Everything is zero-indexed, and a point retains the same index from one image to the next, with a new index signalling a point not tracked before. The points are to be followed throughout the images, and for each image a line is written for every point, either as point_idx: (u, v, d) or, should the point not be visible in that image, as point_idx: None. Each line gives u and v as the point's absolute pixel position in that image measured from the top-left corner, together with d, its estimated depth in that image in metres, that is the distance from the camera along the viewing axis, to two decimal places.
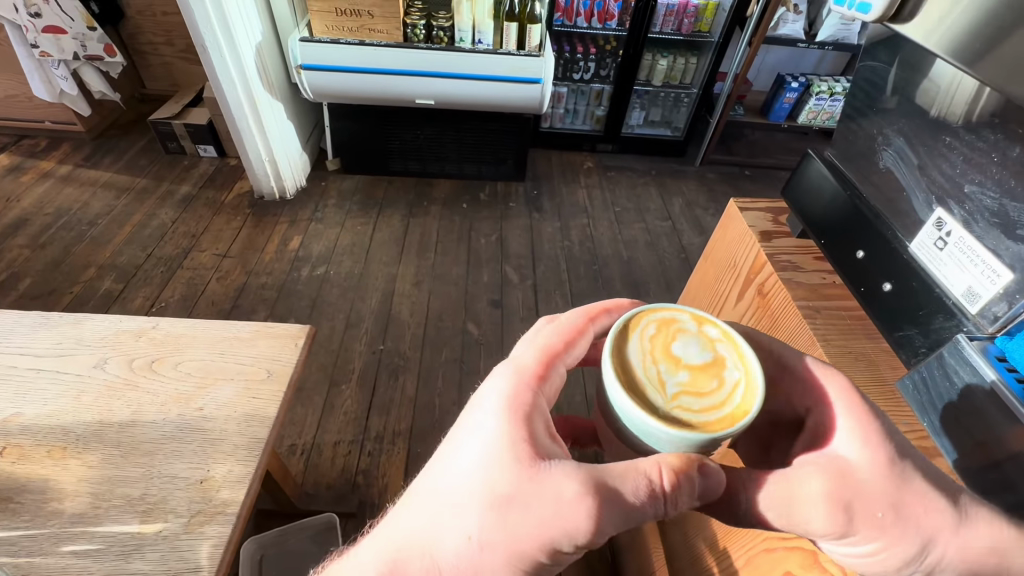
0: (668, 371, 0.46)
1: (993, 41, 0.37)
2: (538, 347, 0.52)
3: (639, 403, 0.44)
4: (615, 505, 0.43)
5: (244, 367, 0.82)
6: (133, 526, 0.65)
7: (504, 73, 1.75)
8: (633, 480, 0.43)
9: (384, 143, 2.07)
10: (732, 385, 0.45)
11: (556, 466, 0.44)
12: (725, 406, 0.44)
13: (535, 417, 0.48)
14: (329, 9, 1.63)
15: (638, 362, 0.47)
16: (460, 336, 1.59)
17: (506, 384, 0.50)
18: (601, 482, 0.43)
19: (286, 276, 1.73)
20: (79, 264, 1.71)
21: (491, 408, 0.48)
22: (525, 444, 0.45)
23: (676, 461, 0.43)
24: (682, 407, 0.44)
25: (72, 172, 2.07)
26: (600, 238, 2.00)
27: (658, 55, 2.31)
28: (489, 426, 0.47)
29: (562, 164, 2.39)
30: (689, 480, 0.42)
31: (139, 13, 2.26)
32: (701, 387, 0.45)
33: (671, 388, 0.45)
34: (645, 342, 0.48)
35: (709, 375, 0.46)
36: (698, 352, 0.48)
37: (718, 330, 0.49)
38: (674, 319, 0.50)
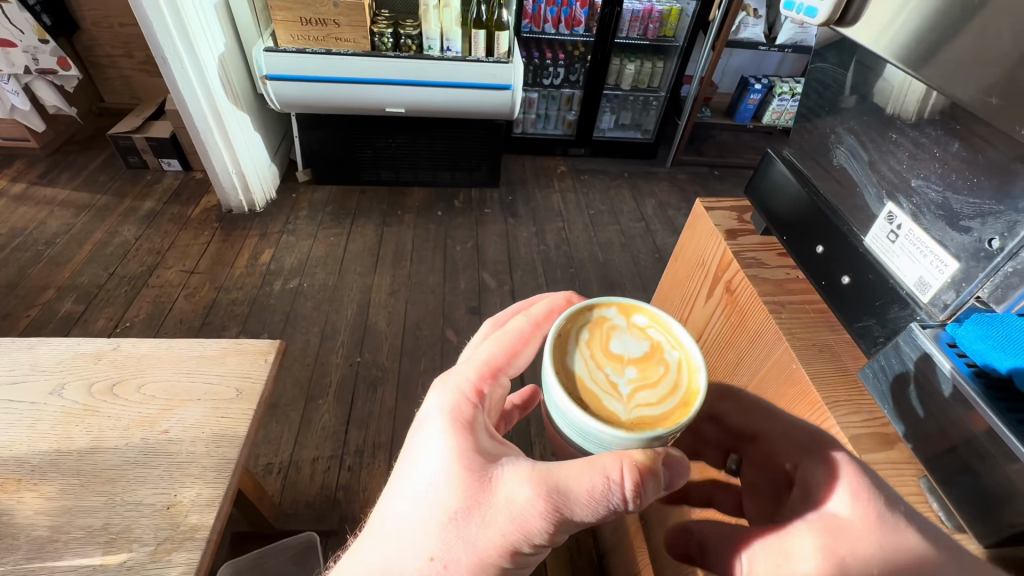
0: (615, 375, 0.49)
1: (936, 46, 0.38)
2: (481, 360, 0.53)
3: (602, 413, 0.46)
4: (572, 509, 0.42)
5: (211, 386, 0.79)
6: (96, 558, 0.62)
7: (474, 80, 1.75)
8: (591, 478, 0.42)
9: (356, 153, 2.06)
10: (673, 369, 0.50)
11: (508, 472, 0.45)
12: (674, 391, 0.48)
13: (481, 429, 0.49)
14: (293, 19, 1.62)
15: (585, 370, 0.49)
16: (438, 344, 1.58)
17: (449, 398, 0.50)
18: (557, 486, 0.42)
19: (258, 290, 1.69)
20: (36, 286, 1.64)
21: (437, 424, 0.49)
22: (474, 456, 0.46)
23: (641, 459, 0.42)
24: (641, 404, 0.47)
25: (27, 190, 1.99)
26: (575, 241, 2.02)
27: (625, 60, 2.35)
28: (437, 441, 0.47)
29: (535, 169, 2.40)
30: (653, 475, 0.42)
31: (95, 25, 2.19)
32: (649, 379, 0.49)
33: (625, 388, 0.48)
34: (585, 351, 0.51)
35: (654, 364, 0.51)
36: (634, 346, 0.52)
37: (645, 320, 0.54)
38: (603, 320, 0.54)
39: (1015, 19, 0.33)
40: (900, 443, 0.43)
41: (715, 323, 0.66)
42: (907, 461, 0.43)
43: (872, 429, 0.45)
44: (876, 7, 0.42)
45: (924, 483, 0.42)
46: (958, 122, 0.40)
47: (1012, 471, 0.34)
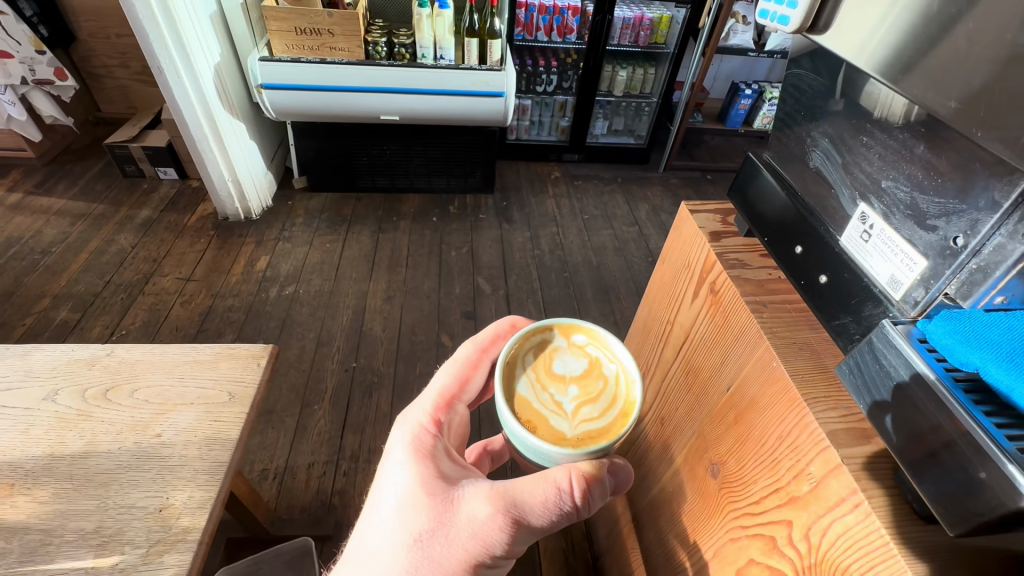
0: (559, 395, 0.55)
1: (912, 61, 0.39)
2: (436, 392, 0.62)
3: (551, 434, 0.52)
4: (527, 520, 0.49)
5: (203, 391, 0.80)
6: (88, 561, 0.62)
7: (467, 88, 1.77)
8: (544, 490, 0.49)
9: (351, 160, 2.07)
10: (611, 381, 0.56)
11: (468, 492, 0.51)
12: (613, 402, 0.55)
13: (441, 455, 0.56)
14: (287, 29, 1.63)
15: (533, 393, 0.55)
16: (434, 349, 1.59)
17: (410, 432, 0.58)
18: (512, 501, 0.49)
19: (254, 297, 1.69)
20: (32, 295, 1.65)
21: (401, 455, 0.55)
22: (437, 481, 0.53)
23: (588, 469, 0.49)
24: (585, 420, 0.53)
25: (23, 200, 1.99)
26: (569, 245, 2.04)
27: (617, 67, 2.38)
28: (402, 471, 0.54)
29: (529, 175, 2.42)
30: (599, 483, 0.49)
31: (91, 36, 2.21)
32: (591, 395, 0.55)
33: (570, 405, 0.54)
34: (533, 375, 0.56)
35: (593, 379, 0.57)
36: (575, 364, 0.58)
37: (586, 339, 0.60)
38: (546, 342, 0.60)
39: (987, 36, 0.34)
40: (878, 438, 0.44)
41: (700, 324, 0.67)
42: (880, 454, 0.43)
43: (850, 424, 0.46)
44: (848, 13, 0.44)
45: (899, 477, 0.41)
46: (928, 127, 0.41)
47: (985, 467, 0.34)
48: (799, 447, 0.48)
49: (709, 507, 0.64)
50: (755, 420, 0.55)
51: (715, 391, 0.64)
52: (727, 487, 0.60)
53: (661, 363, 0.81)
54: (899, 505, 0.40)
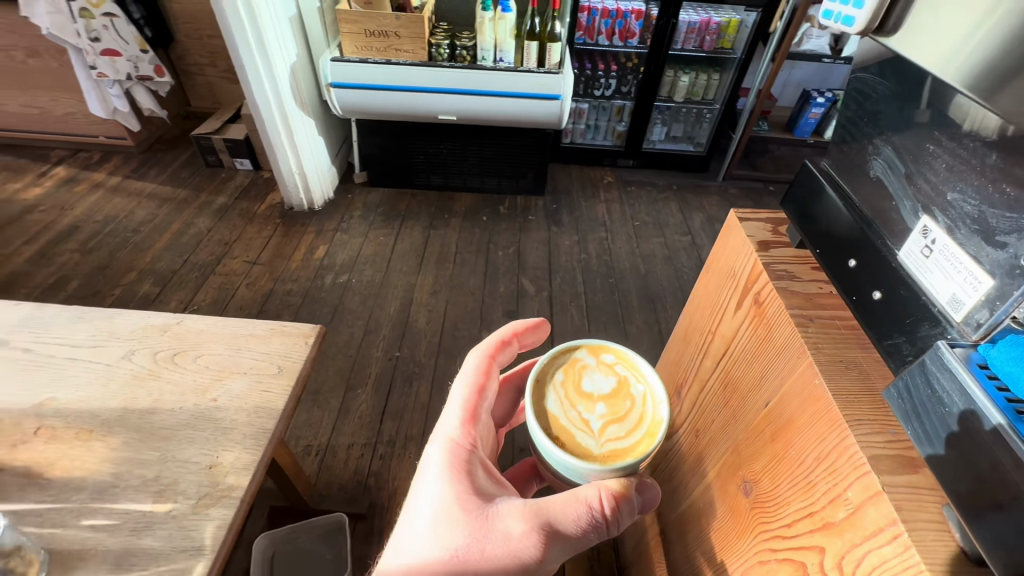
0: (587, 413, 0.56)
1: (1010, 74, 0.35)
2: (461, 405, 0.62)
3: (577, 449, 0.52)
4: (562, 536, 0.51)
5: (257, 361, 0.86)
6: (146, 505, 0.68)
7: (524, 90, 1.79)
8: (577, 510, 0.50)
9: (409, 159, 2.15)
10: (640, 402, 0.57)
11: (503, 510, 0.53)
12: (642, 423, 0.55)
13: (476, 470, 0.57)
14: (358, 31, 1.71)
15: (562, 410, 0.56)
16: (475, 344, 1.62)
17: (443, 447, 0.59)
18: (547, 518, 0.51)
19: (311, 283, 1.80)
20: (122, 268, 1.83)
21: (436, 470, 0.57)
22: (472, 498, 0.54)
23: (616, 487, 0.50)
24: (612, 438, 0.54)
25: (121, 183, 2.22)
26: (617, 251, 2.02)
27: (680, 72, 2.32)
28: (437, 487, 0.55)
29: (581, 179, 2.41)
30: (627, 502, 0.50)
31: (187, 37, 2.43)
32: (619, 413, 0.56)
33: (597, 423, 0.55)
34: (564, 394, 0.57)
35: (621, 399, 0.57)
36: (604, 382, 0.59)
37: (617, 360, 0.61)
38: (576, 361, 0.61)
39: None
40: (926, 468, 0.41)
41: (742, 336, 0.64)
42: (928, 484, 0.40)
43: (894, 451, 0.43)
44: (917, 14, 0.42)
45: (946, 511, 0.39)
46: (1007, 137, 0.37)
47: None
48: (837, 469, 0.46)
49: (739, 527, 0.62)
50: (793, 439, 0.53)
51: (753, 409, 0.61)
52: (759, 506, 0.58)
53: (700, 374, 0.78)
54: (944, 540, 0.37)
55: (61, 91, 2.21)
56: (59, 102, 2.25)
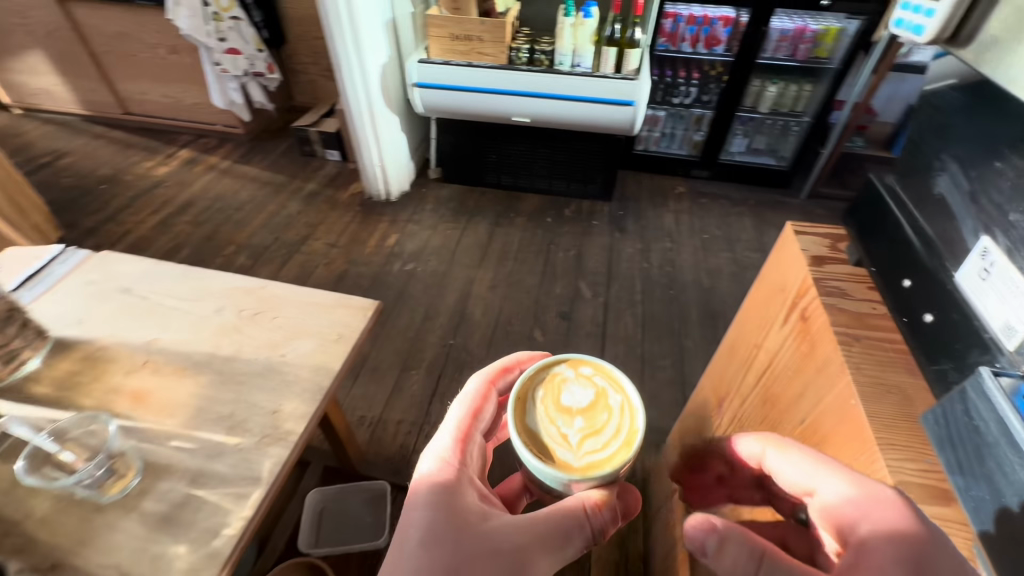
0: (565, 425, 0.57)
1: None
2: (455, 424, 0.61)
3: (556, 463, 0.54)
4: (549, 547, 0.51)
5: (326, 325, 0.82)
6: (221, 436, 0.67)
7: (598, 95, 1.80)
8: (566, 517, 0.53)
9: (481, 157, 2.23)
10: (616, 412, 0.58)
11: (497, 526, 0.52)
12: (617, 432, 0.56)
13: (469, 489, 0.56)
14: (445, 35, 1.82)
15: (543, 425, 0.57)
16: (526, 341, 1.66)
17: (436, 465, 0.57)
18: (540, 533, 0.52)
19: (381, 268, 1.93)
20: (224, 241, 2.07)
21: (430, 488, 0.55)
22: (467, 517, 0.53)
23: (597, 497, 0.54)
24: (590, 450, 0.55)
25: (231, 167, 2.50)
26: (681, 263, 1.97)
27: (767, 82, 2.23)
28: (431, 505, 0.53)
29: (651, 187, 2.37)
30: (608, 508, 0.54)
31: (297, 39, 2.69)
32: (596, 426, 0.57)
33: (575, 437, 0.56)
34: (541, 407, 0.59)
35: (598, 411, 0.58)
36: (582, 395, 0.60)
37: (595, 373, 0.62)
38: (556, 375, 0.62)
39: None
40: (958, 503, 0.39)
41: (786, 352, 0.63)
42: (958, 518, 0.40)
43: (927, 481, 0.42)
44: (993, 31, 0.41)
45: (976, 550, 0.37)
46: None
47: None
48: None
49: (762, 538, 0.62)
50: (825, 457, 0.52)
51: (790, 428, 0.60)
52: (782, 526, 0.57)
53: (741, 389, 0.77)
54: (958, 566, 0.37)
55: (192, 84, 2.54)
56: (189, 93, 2.58)
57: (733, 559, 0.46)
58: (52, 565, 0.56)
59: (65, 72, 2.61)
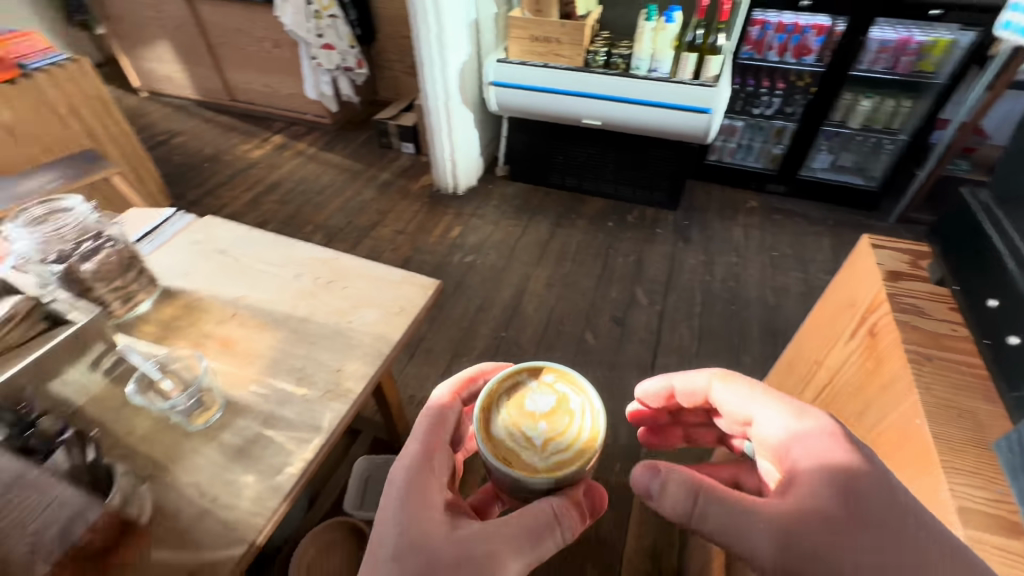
0: (530, 430, 0.58)
1: None
2: (420, 432, 0.60)
3: (522, 468, 0.55)
4: (521, 549, 0.51)
5: (390, 300, 0.84)
6: (290, 386, 0.72)
7: (674, 101, 1.78)
8: (536, 517, 0.53)
9: (549, 157, 2.26)
10: (577, 413, 0.60)
11: (469, 530, 0.51)
12: (580, 434, 0.58)
13: (439, 497, 0.55)
14: (525, 37, 1.87)
15: (509, 432, 0.58)
16: (576, 342, 1.66)
17: (404, 474, 0.55)
18: (512, 536, 0.51)
19: (443, 258, 2.00)
20: (304, 220, 2.23)
21: (399, 498, 0.53)
22: (438, 525, 0.52)
23: (565, 497, 0.55)
24: (555, 451, 0.57)
25: (316, 154, 2.69)
26: (746, 279, 1.89)
27: (860, 95, 2.09)
28: (401, 515, 0.52)
29: (722, 200, 2.29)
30: (576, 505, 0.55)
31: (386, 37, 2.85)
32: (558, 428, 0.58)
33: (540, 440, 0.57)
34: (506, 415, 0.60)
35: (560, 415, 0.60)
36: (544, 401, 0.61)
37: (555, 378, 0.64)
38: (518, 383, 0.64)
39: None
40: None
41: (851, 367, 0.60)
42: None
43: (998, 514, 0.40)
44: None
45: None
46: None
47: None
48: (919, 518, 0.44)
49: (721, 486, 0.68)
50: None
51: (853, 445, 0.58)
52: None
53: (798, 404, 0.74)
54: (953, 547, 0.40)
55: (290, 75, 2.76)
56: (286, 84, 2.81)
57: (673, 498, 0.49)
58: (147, 476, 0.61)
59: (185, 62, 2.93)
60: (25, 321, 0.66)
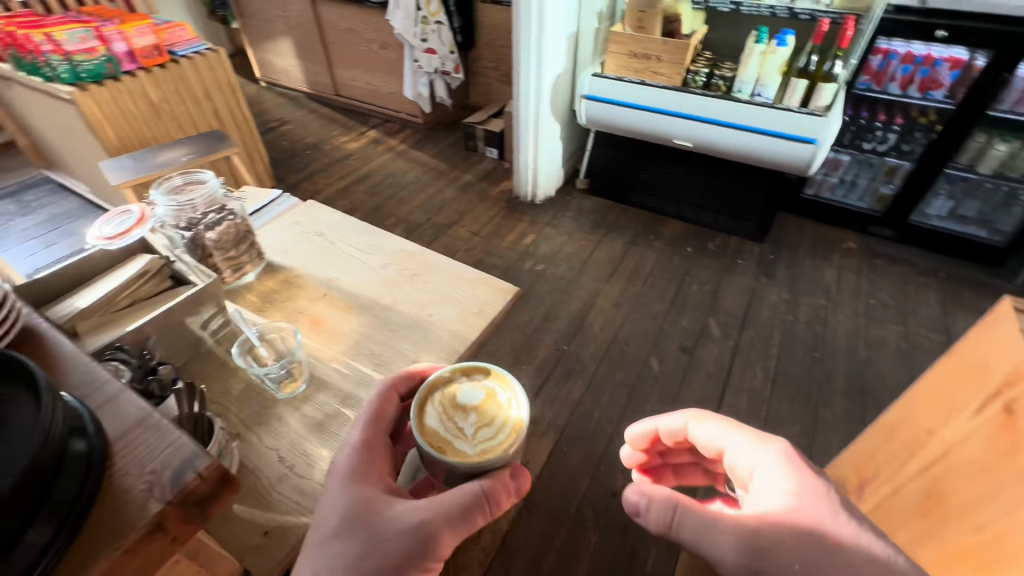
0: (461, 422, 0.57)
1: None
2: (357, 423, 0.61)
3: (451, 454, 0.54)
4: (450, 527, 0.51)
5: (469, 299, 0.86)
6: (368, 370, 0.75)
7: (775, 128, 1.68)
8: (459, 497, 0.51)
9: (632, 175, 2.22)
10: (505, 406, 0.59)
11: (398, 510, 0.53)
12: (508, 426, 0.57)
13: (376, 479, 0.56)
14: (623, 52, 1.85)
15: (442, 422, 0.57)
16: (640, 366, 1.61)
17: (341, 460, 0.57)
18: (435, 515, 0.51)
19: (514, 263, 2.02)
20: (387, 213, 2.34)
21: (336, 482, 0.56)
22: (371, 505, 0.54)
23: (491, 476, 0.53)
24: (485, 437, 0.56)
25: (405, 150, 2.83)
26: (834, 324, 1.75)
27: (996, 138, 1.87)
28: (337, 496, 0.54)
29: (815, 236, 2.13)
30: (503, 484, 0.53)
31: (484, 45, 2.94)
32: (487, 417, 0.57)
33: (470, 428, 0.56)
34: (436, 408, 0.59)
35: (490, 405, 0.59)
36: (475, 393, 0.60)
37: (483, 374, 0.62)
38: (450, 381, 0.62)
39: None
40: None
41: (983, 452, 0.53)
42: None
43: None
44: None
45: None
46: None
47: None
48: None
49: None
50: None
51: (974, 536, 0.54)
52: None
53: (904, 479, 0.66)
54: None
55: (391, 75, 2.92)
56: (387, 84, 2.98)
57: (656, 516, 0.57)
58: (235, 434, 0.66)
59: (302, 57, 3.19)
60: (155, 277, 0.76)
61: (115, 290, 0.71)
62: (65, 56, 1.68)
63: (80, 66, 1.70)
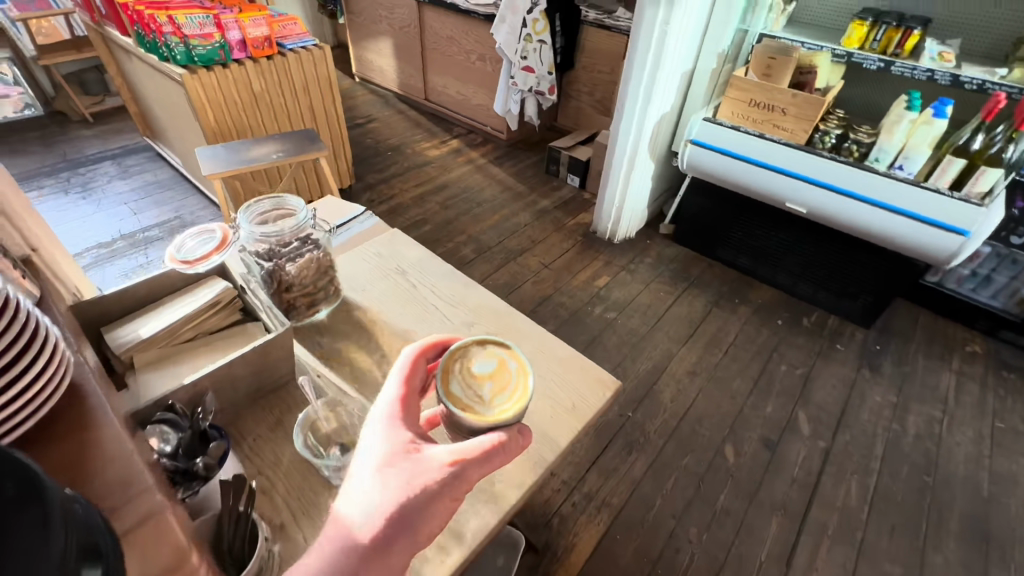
0: (478, 389, 0.52)
1: None
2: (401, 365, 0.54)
3: (471, 417, 0.49)
4: (480, 467, 0.46)
5: (560, 387, 0.74)
6: None
7: (917, 209, 1.46)
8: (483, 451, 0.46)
9: (726, 229, 2.03)
10: (519, 373, 0.54)
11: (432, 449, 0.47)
12: (521, 394, 0.52)
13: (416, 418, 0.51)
14: (743, 99, 1.67)
15: (459, 388, 0.52)
16: (712, 453, 1.42)
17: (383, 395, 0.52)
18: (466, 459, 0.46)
19: (583, 305, 1.89)
20: (459, 229, 2.27)
21: (377, 418, 0.50)
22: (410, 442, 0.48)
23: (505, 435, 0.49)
24: (502, 402, 0.51)
25: (484, 165, 2.76)
26: (951, 445, 1.49)
27: None
28: (376, 431, 0.49)
29: (932, 332, 1.85)
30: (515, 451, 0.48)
31: (582, 68, 2.84)
32: (502, 382, 0.53)
33: (487, 393, 0.52)
34: (451, 372, 0.53)
35: (503, 371, 0.54)
36: (486, 358, 0.55)
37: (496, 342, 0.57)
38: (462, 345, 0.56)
39: None
40: None
41: None
42: None
43: None
44: None
45: None
46: None
47: None
48: None
49: None
50: None
51: None
52: None
53: None
54: None
55: (483, 88, 2.87)
56: (477, 95, 2.93)
57: None
58: (278, 524, 0.57)
59: (399, 58, 3.20)
60: (225, 309, 0.69)
61: (182, 320, 0.65)
62: (182, 38, 1.71)
63: (194, 50, 1.72)
